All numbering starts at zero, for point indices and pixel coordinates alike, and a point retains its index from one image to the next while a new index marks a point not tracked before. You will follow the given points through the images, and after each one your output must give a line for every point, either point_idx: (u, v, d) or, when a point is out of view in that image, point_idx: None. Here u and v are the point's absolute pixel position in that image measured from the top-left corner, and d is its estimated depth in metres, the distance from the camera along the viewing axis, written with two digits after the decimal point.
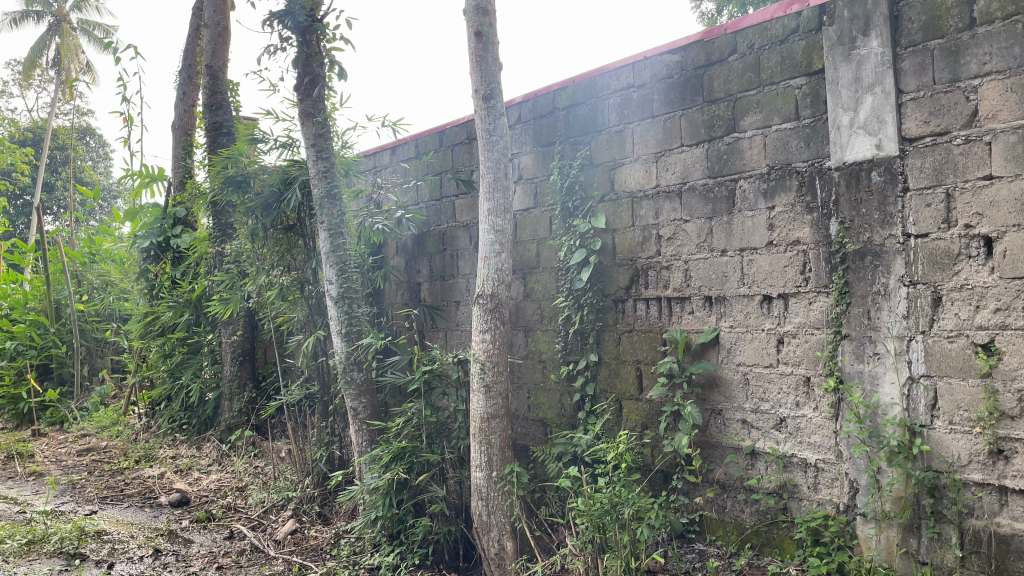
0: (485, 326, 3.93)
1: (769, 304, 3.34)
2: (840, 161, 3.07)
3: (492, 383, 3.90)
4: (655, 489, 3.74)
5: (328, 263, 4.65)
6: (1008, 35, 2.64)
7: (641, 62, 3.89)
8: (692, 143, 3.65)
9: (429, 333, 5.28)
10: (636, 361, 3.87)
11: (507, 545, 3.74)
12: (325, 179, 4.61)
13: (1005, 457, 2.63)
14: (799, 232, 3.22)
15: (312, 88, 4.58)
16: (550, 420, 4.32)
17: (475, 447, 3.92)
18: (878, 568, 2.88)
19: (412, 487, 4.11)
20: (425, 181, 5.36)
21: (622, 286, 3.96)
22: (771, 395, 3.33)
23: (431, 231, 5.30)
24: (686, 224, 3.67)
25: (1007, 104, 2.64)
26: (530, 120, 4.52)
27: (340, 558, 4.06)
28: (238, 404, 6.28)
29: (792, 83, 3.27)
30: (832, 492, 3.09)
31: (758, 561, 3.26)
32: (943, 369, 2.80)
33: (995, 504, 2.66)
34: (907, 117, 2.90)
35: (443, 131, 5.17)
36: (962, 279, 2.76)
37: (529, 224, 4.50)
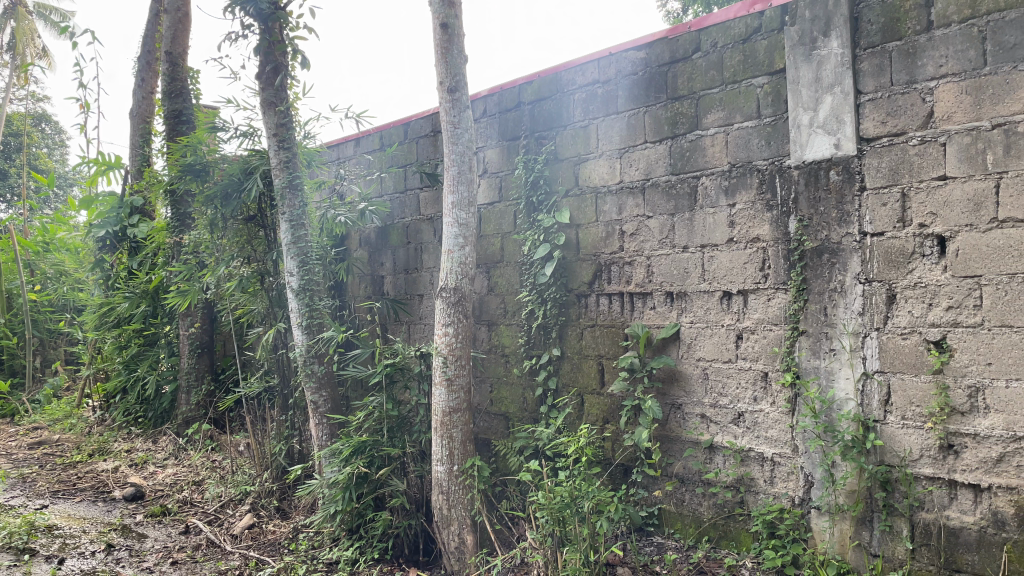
0: (448, 319, 3.91)
1: (728, 300, 3.38)
2: (800, 160, 3.10)
3: (454, 377, 3.88)
4: (615, 483, 3.78)
5: (289, 254, 4.59)
6: (964, 39, 2.70)
7: (607, 58, 3.90)
8: (656, 140, 3.68)
9: (392, 326, 5.25)
10: (598, 356, 3.89)
11: (467, 538, 3.74)
12: (286, 170, 4.55)
13: (955, 451, 2.70)
14: (758, 229, 3.26)
15: (273, 77, 4.51)
16: (512, 415, 4.32)
17: (436, 441, 3.90)
18: (831, 560, 2.94)
19: (372, 480, 4.07)
20: (389, 173, 5.31)
21: (585, 281, 3.97)
22: (729, 389, 3.37)
23: (395, 224, 5.26)
24: (649, 220, 3.69)
25: (962, 106, 2.70)
26: (496, 113, 4.50)
27: (297, 552, 4.01)
28: (196, 397, 6.17)
29: (753, 83, 3.31)
30: (788, 486, 3.14)
31: (715, 553, 3.30)
32: (896, 365, 2.85)
33: (945, 498, 2.73)
34: (864, 118, 2.95)
35: (408, 123, 5.14)
36: (916, 277, 2.81)
37: (494, 218, 4.49)
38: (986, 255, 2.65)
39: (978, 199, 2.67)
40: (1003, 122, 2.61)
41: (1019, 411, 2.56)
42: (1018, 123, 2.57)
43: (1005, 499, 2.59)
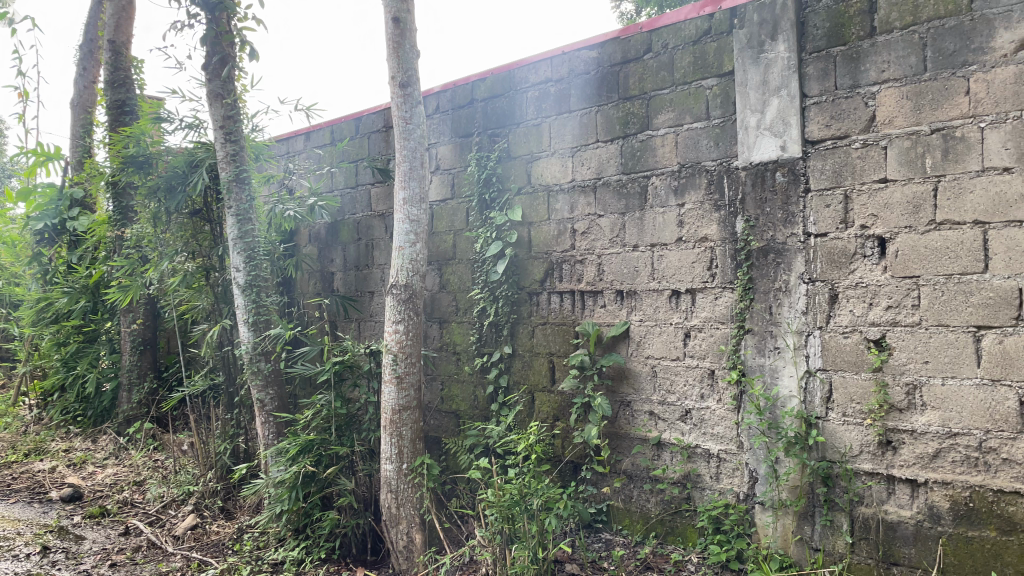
0: (398, 317, 3.88)
1: (676, 299, 3.42)
2: (747, 161, 3.15)
3: (404, 375, 3.85)
4: (564, 480, 3.79)
5: (235, 249, 4.49)
6: (906, 45, 2.77)
7: (560, 57, 3.90)
8: (607, 139, 3.69)
9: (342, 324, 5.18)
10: (549, 354, 3.89)
11: (415, 537, 3.73)
12: (233, 163, 4.45)
13: (893, 447, 2.77)
14: (707, 229, 3.30)
15: (220, 68, 4.41)
16: (463, 413, 4.30)
17: (385, 439, 3.85)
18: (774, 554, 2.99)
19: (320, 479, 4.02)
20: (340, 169, 5.24)
21: (537, 279, 3.97)
22: (677, 387, 3.41)
23: (346, 220, 5.19)
24: (599, 219, 3.71)
25: (903, 111, 2.77)
26: (448, 110, 4.47)
27: (242, 553, 3.94)
28: (137, 395, 6.01)
29: (703, 84, 3.34)
30: (733, 481, 3.19)
31: (662, 549, 3.34)
32: (838, 363, 2.92)
33: (884, 493, 2.80)
34: (809, 121, 3.01)
35: (360, 117, 5.08)
36: (857, 277, 2.88)
37: (446, 215, 4.46)
38: (924, 255, 2.72)
39: (917, 201, 2.74)
40: (942, 127, 2.68)
41: (954, 408, 2.64)
42: (955, 128, 2.65)
43: (940, 494, 2.67)
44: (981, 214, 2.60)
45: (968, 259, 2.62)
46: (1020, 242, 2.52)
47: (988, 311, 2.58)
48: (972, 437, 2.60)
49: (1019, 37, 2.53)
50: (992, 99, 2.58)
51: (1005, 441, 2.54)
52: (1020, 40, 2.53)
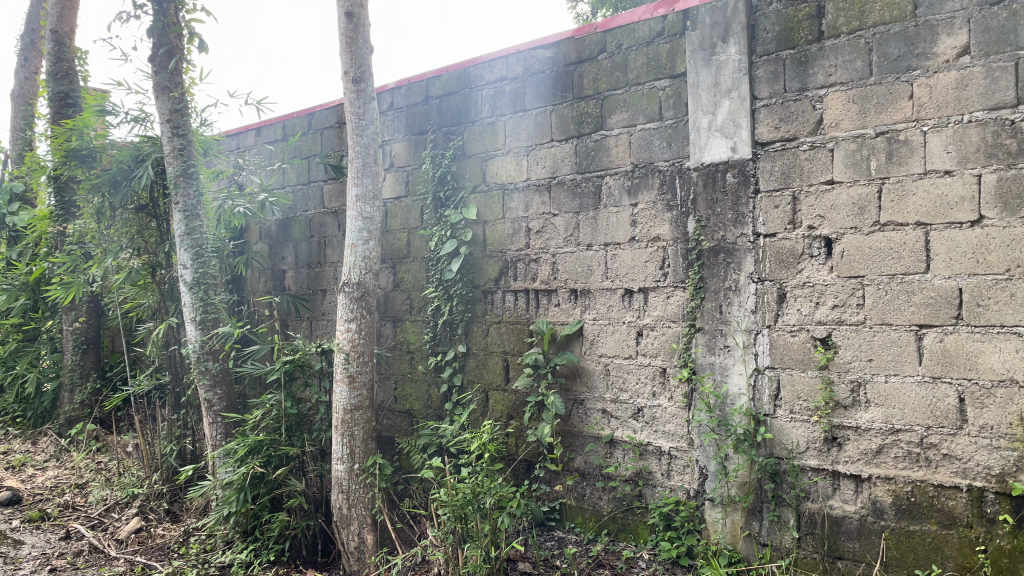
0: (350, 315, 3.83)
1: (629, 297, 3.44)
2: (699, 161, 3.18)
3: (357, 374, 3.80)
4: (518, 479, 3.78)
5: (182, 246, 4.39)
6: (852, 49, 2.82)
7: (515, 56, 3.89)
8: (562, 138, 3.70)
9: (293, 322, 5.10)
10: (503, 353, 3.89)
11: (367, 538, 3.69)
12: (181, 157, 4.35)
13: (839, 444, 2.83)
14: (659, 229, 3.33)
15: (167, 61, 4.30)
16: (417, 412, 4.27)
17: (337, 439, 3.80)
18: (723, 550, 3.03)
19: (269, 481, 3.95)
20: (292, 165, 5.16)
21: (491, 277, 3.96)
22: (629, 385, 3.43)
23: (298, 218, 5.11)
24: (554, 218, 3.72)
25: (849, 114, 2.82)
26: (403, 107, 4.43)
27: (188, 557, 3.85)
28: (80, 395, 5.84)
29: (656, 84, 3.37)
30: (684, 478, 3.22)
31: (614, 546, 3.35)
32: (785, 361, 2.97)
33: (829, 488, 2.85)
34: (759, 123, 3.05)
35: (312, 113, 5.01)
36: (805, 277, 2.93)
37: (400, 213, 4.41)
38: (869, 256, 2.78)
39: (862, 203, 2.80)
40: (886, 130, 2.75)
41: (896, 405, 2.71)
42: (899, 132, 2.72)
43: (883, 489, 2.73)
44: (923, 216, 2.66)
45: (911, 259, 2.69)
46: (960, 243, 2.59)
47: (929, 310, 2.65)
48: (914, 433, 2.67)
49: (961, 43, 2.60)
50: (934, 103, 2.64)
51: (945, 436, 2.61)
52: (962, 46, 2.59)
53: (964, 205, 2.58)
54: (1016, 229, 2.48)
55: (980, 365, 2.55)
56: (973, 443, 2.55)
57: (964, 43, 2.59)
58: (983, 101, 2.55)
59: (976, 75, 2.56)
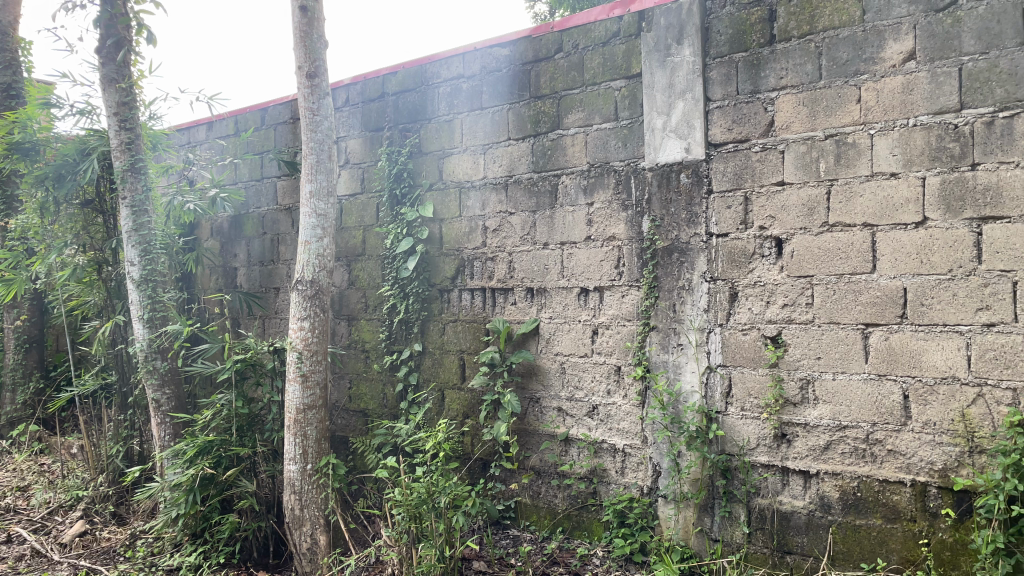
0: (304, 313, 3.78)
1: (585, 296, 3.46)
2: (653, 162, 3.21)
3: (310, 373, 3.75)
4: (473, 478, 3.77)
5: (129, 242, 4.28)
6: (803, 53, 2.87)
7: (473, 54, 3.87)
8: (518, 137, 3.70)
9: (245, 320, 5.01)
10: (459, 351, 3.87)
11: (319, 539, 3.65)
12: (129, 151, 4.24)
13: (788, 440, 2.88)
14: (614, 228, 3.35)
15: (115, 52, 4.19)
16: (372, 411, 4.23)
17: (289, 439, 3.75)
18: (676, 546, 3.06)
19: (219, 482, 3.86)
20: (244, 160, 5.07)
21: (447, 275, 3.95)
22: (585, 383, 3.44)
23: (250, 214, 5.02)
24: (511, 216, 3.71)
25: (799, 117, 2.87)
26: (359, 103, 4.38)
27: (134, 560, 3.76)
28: (22, 395, 5.67)
29: (612, 85, 3.39)
30: (637, 475, 3.25)
31: (569, 544, 3.36)
32: (737, 359, 3.01)
33: (779, 484, 2.91)
34: (713, 124, 3.08)
35: (266, 108, 4.94)
36: (756, 276, 2.98)
37: (355, 210, 4.37)
38: (818, 256, 2.83)
39: (811, 204, 2.85)
40: (834, 133, 2.80)
41: (843, 402, 2.76)
42: (848, 134, 2.77)
43: (830, 484, 2.79)
44: (870, 217, 2.72)
45: (858, 259, 2.75)
46: (905, 244, 2.65)
47: (875, 309, 2.71)
48: (860, 430, 2.73)
49: (907, 48, 2.66)
50: (881, 107, 2.71)
51: (890, 432, 2.67)
52: (908, 52, 2.66)
53: (909, 207, 2.65)
54: (959, 230, 2.55)
55: (924, 363, 2.61)
56: (917, 439, 2.62)
57: (910, 49, 2.65)
58: (927, 105, 2.62)
59: (921, 80, 2.63)
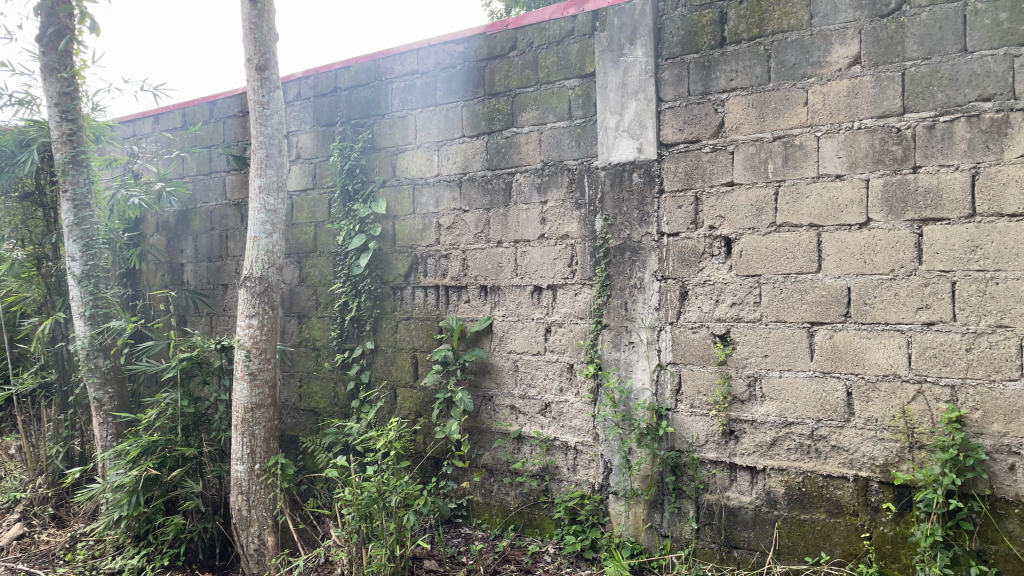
0: (252, 311, 3.70)
1: (539, 294, 3.46)
2: (606, 161, 3.23)
3: (258, 371, 3.68)
4: (425, 476, 3.75)
5: (70, 237, 4.15)
6: (752, 56, 2.92)
7: (427, 49, 3.84)
8: (473, 134, 3.68)
9: (191, 318, 4.90)
10: (412, 349, 3.84)
11: (267, 540, 3.60)
12: (70, 143, 4.11)
13: (736, 437, 2.93)
14: (567, 226, 3.36)
15: (57, 41, 4.06)
16: (323, 410, 4.16)
17: (236, 439, 3.68)
18: (625, 542, 3.10)
19: (163, 483, 3.77)
20: (192, 154, 4.96)
21: (400, 273, 3.91)
22: (538, 381, 3.45)
23: (198, 209, 4.92)
24: (464, 214, 3.70)
25: (749, 118, 2.92)
26: (311, 98, 4.31)
27: (74, 564, 3.66)
28: None
29: (565, 84, 3.40)
30: (589, 472, 3.27)
31: (520, 541, 3.37)
32: (686, 357, 3.05)
33: (727, 480, 2.95)
34: (664, 124, 3.11)
35: (215, 101, 4.84)
36: (705, 275, 3.01)
37: (307, 206, 4.30)
38: (765, 256, 2.88)
39: (759, 204, 2.89)
40: (782, 135, 2.85)
41: (789, 399, 2.82)
42: (795, 136, 2.82)
43: (776, 480, 2.84)
44: (816, 217, 2.78)
45: (804, 259, 2.80)
46: (849, 244, 2.71)
47: (820, 308, 2.76)
48: (805, 426, 2.78)
49: (852, 53, 2.72)
50: (827, 110, 2.76)
51: (834, 429, 2.73)
52: (853, 56, 2.72)
53: (854, 208, 2.70)
54: (900, 231, 2.62)
55: (866, 360, 2.67)
56: (860, 435, 2.68)
57: (855, 54, 2.71)
58: (871, 109, 2.68)
59: (866, 84, 2.69)
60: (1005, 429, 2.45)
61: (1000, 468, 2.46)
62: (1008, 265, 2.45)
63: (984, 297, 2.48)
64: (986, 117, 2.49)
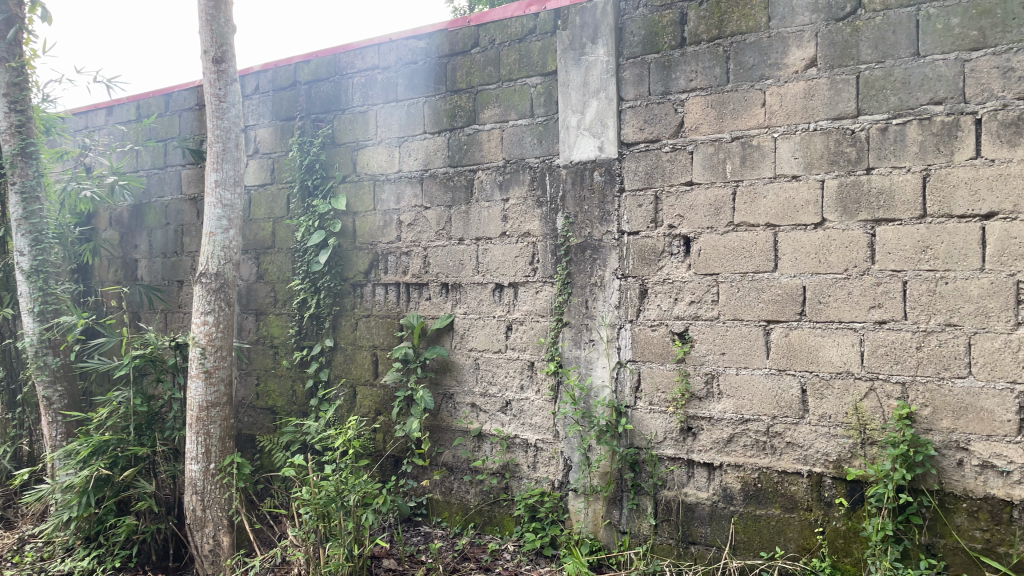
0: (207, 308, 3.64)
1: (500, 292, 3.45)
2: (567, 159, 3.24)
3: (213, 369, 3.62)
4: (384, 475, 3.72)
5: (18, 231, 4.03)
6: (711, 57, 2.94)
7: (388, 44, 3.80)
8: (434, 131, 3.66)
9: (145, 314, 4.80)
10: (372, 347, 3.81)
11: (222, 540, 3.54)
12: (19, 135, 3.98)
13: (693, 433, 2.96)
14: (529, 224, 3.36)
15: (6, 30, 3.94)
16: (280, 409, 4.10)
17: (190, 438, 3.61)
18: (585, 539, 3.11)
19: (115, 483, 3.67)
20: (146, 147, 4.85)
21: (361, 270, 3.88)
22: (498, 378, 3.44)
23: (152, 204, 4.81)
24: (426, 211, 3.68)
25: (708, 119, 2.94)
26: (269, 91, 4.24)
27: (22, 566, 3.57)
28: None
29: (528, 82, 3.39)
30: (549, 470, 3.28)
31: (480, 539, 3.36)
32: (646, 355, 3.07)
33: (684, 476, 2.98)
34: (625, 123, 3.13)
35: (170, 93, 4.74)
36: (665, 274, 3.04)
37: (264, 201, 4.23)
38: (723, 255, 2.91)
39: (717, 204, 2.92)
40: (741, 135, 2.88)
41: (746, 396, 2.85)
42: (753, 137, 2.86)
43: (733, 476, 2.88)
44: (772, 217, 2.81)
45: (760, 258, 2.83)
46: (804, 244, 2.75)
47: (776, 306, 2.80)
48: (761, 423, 2.82)
49: (809, 55, 2.76)
50: (784, 111, 2.80)
51: (789, 425, 2.77)
52: (810, 59, 2.76)
53: (809, 209, 2.75)
54: (854, 231, 2.67)
55: (821, 358, 2.72)
56: (814, 431, 2.72)
57: (812, 56, 2.75)
58: (827, 111, 2.72)
59: (821, 86, 2.73)
60: (953, 425, 2.51)
61: (948, 463, 2.52)
62: (957, 265, 2.50)
63: (934, 296, 2.54)
64: (937, 120, 2.54)
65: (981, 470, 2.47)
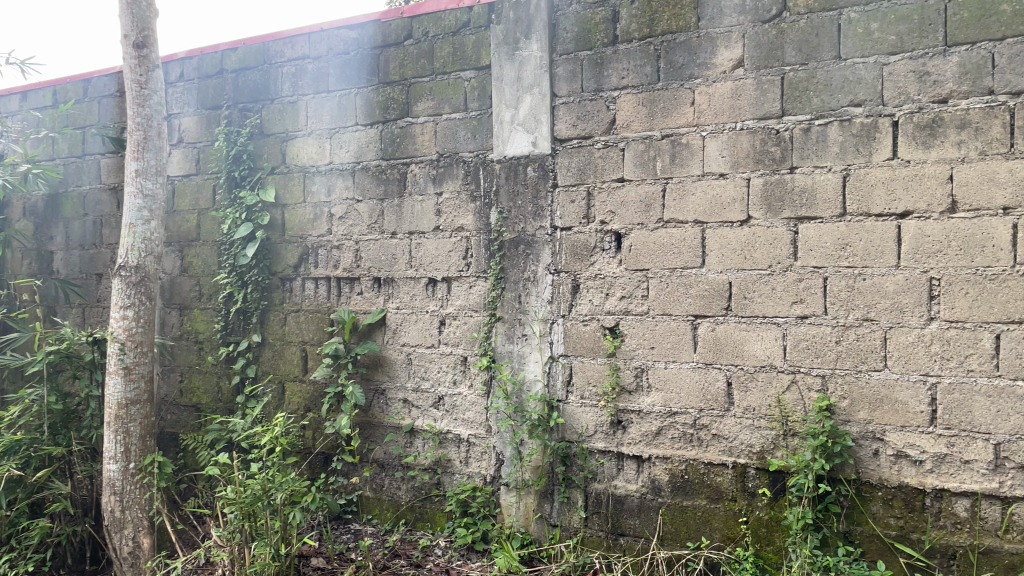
0: (127, 302, 3.50)
1: (432, 286, 3.43)
2: (501, 154, 3.23)
3: (133, 366, 3.49)
4: (314, 472, 3.65)
5: None
6: (642, 55, 2.98)
7: (319, 34, 3.72)
8: (367, 123, 3.60)
9: (61, 309, 4.60)
10: (301, 342, 3.74)
11: (143, 542, 3.43)
12: None
13: (623, 427, 3.00)
14: (462, 219, 3.34)
15: None
16: (205, 406, 3.98)
17: (108, 437, 3.47)
18: (516, 533, 3.13)
19: (28, 484, 3.51)
20: (63, 135, 4.64)
21: (290, 264, 3.79)
22: (431, 374, 3.42)
23: (69, 193, 4.61)
24: (358, 203, 3.62)
25: (639, 116, 2.98)
26: (194, 79, 4.10)
27: None
28: None
29: (461, 75, 3.37)
30: (481, 465, 3.27)
31: (411, 535, 3.34)
32: (578, 349, 3.09)
33: (614, 469, 3.02)
34: (559, 119, 3.14)
35: (89, 79, 4.55)
36: (597, 269, 3.06)
37: (189, 192, 4.10)
38: (653, 251, 2.95)
39: (648, 200, 2.96)
40: (670, 133, 2.92)
41: (674, 390, 2.90)
42: (682, 135, 2.90)
43: (661, 468, 2.92)
44: (700, 214, 2.86)
45: (689, 255, 2.88)
46: (731, 241, 2.81)
47: (703, 301, 2.85)
48: (688, 415, 2.87)
49: (736, 56, 2.81)
50: (712, 110, 2.85)
51: (715, 418, 2.83)
52: (737, 59, 2.81)
53: (735, 206, 2.81)
54: (778, 229, 2.74)
55: (745, 352, 2.78)
56: (738, 423, 2.79)
57: (739, 57, 2.81)
58: (753, 110, 2.78)
59: (748, 86, 2.79)
60: (870, 417, 2.60)
61: (865, 453, 2.61)
62: (874, 262, 2.59)
63: (853, 292, 2.62)
64: (857, 121, 2.63)
65: (896, 459, 2.57)
